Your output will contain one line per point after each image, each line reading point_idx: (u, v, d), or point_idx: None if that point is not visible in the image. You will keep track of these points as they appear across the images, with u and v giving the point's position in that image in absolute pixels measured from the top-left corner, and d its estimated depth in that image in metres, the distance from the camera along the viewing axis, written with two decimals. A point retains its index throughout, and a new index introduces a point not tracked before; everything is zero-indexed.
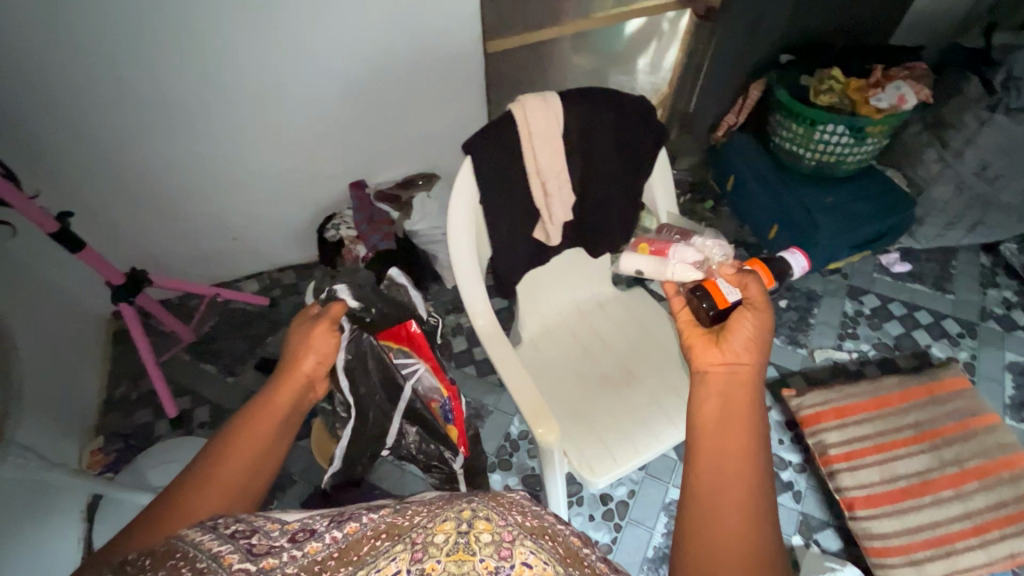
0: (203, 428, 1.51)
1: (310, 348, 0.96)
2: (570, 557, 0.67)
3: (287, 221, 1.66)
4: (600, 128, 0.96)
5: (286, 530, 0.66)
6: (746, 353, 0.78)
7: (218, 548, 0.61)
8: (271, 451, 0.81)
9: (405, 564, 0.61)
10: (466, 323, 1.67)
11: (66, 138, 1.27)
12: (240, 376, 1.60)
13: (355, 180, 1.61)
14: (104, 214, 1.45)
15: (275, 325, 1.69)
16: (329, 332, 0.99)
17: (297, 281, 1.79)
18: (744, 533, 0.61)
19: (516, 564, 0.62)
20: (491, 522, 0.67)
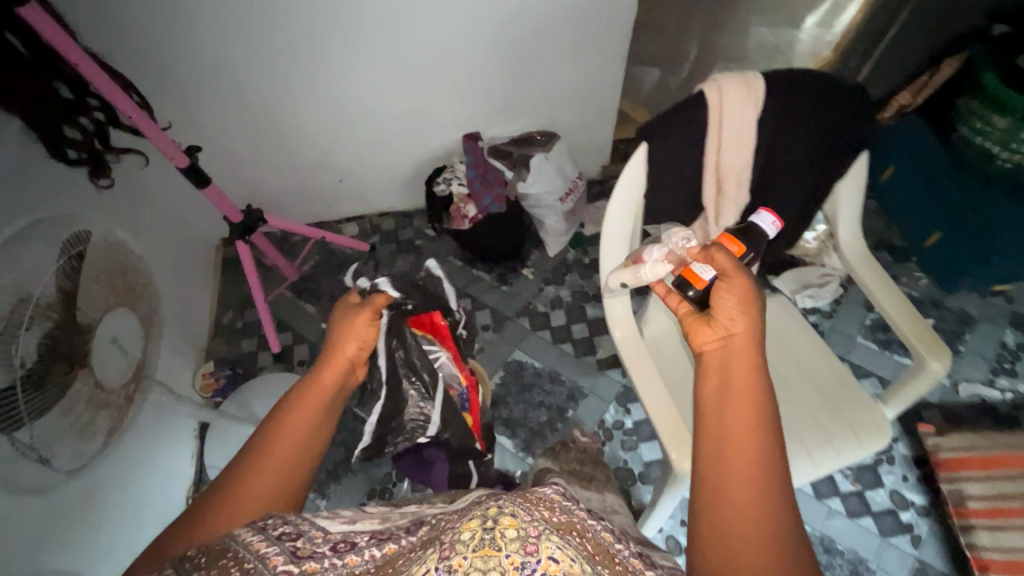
0: (302, 367, 1.54)
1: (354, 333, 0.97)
2: (602, 554, 0.61)
3: (394, 168, 1.59)
4: (799, 121, 0.80)
5: (329, 539, 0.67)
6: (736, 319, 0.68)
7: (263, 548, 0.62)
8: (309, 445, 0.83)
9: (434, 562, 0.56)
10: (566, 297, 1.58)
11: (192, 63, 1.21)
12: None
13: (469, 132, 1.50)
14: (219, 144, 1.43)
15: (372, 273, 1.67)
16: (370, 319, 0.99)
17: (395, 229, 1.75)
18: (760, 530, 0.54)
19: (545, 561, 0.56)
20: (517, 517, 0.59)
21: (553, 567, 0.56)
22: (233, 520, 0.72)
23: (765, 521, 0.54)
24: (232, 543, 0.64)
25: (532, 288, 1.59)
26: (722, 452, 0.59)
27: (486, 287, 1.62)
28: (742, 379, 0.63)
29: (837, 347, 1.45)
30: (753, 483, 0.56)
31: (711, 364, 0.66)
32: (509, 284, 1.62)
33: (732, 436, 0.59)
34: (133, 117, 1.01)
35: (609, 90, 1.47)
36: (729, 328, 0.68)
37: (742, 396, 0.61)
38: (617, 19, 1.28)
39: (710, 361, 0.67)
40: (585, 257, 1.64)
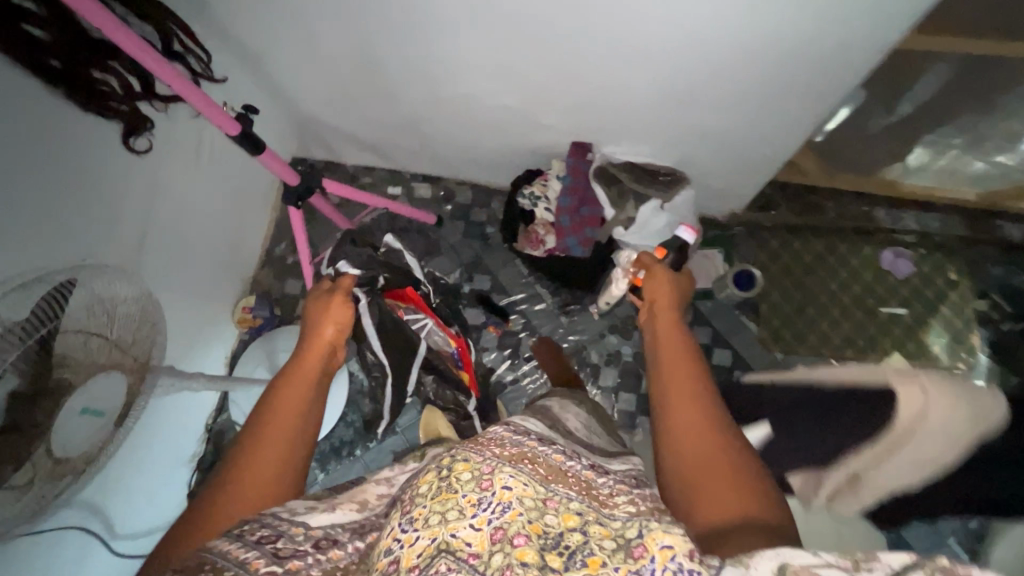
0: None
1: (330, 315, 0.96)
2: (557, 475, 0.63)
3: (484, 153, 1.34)
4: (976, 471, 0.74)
5: (311, 535, 0.60)
6: (667, 323, 0.84)
7: (243, 553, 0.55)
8: (303, 421, 0.79)
9: (398, 524, 0.56)
10: (627, 355, 1.40)
11: (251, 7, 0.96)
12: None
13: (580, 141, 1.19)
14: (288, 84, 1.21)
15: (431, 250, 1.52)
16: (342, 300, 0.98)
17: (469, 204, 1.54)
18: (745, 498, 0.61)
19: (499, 492, 0.56)
20: (470, 460, 0.60)
21: (507, 495, 0.56)
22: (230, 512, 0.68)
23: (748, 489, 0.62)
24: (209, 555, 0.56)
25: (592, 332, 1.41)
26: (684, 430, 0.68)
27: (543, 312, 1.44)
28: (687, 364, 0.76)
29: (918, 539, 1.20)
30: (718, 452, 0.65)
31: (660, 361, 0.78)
32: (569, 317, 1.43)
33: (679, 413, 0.70)
34: (175, 83, 0.84)
35: (780, 150, 1.09)
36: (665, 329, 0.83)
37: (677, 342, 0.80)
38: (841, 78, 0.88)
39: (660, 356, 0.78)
40: None
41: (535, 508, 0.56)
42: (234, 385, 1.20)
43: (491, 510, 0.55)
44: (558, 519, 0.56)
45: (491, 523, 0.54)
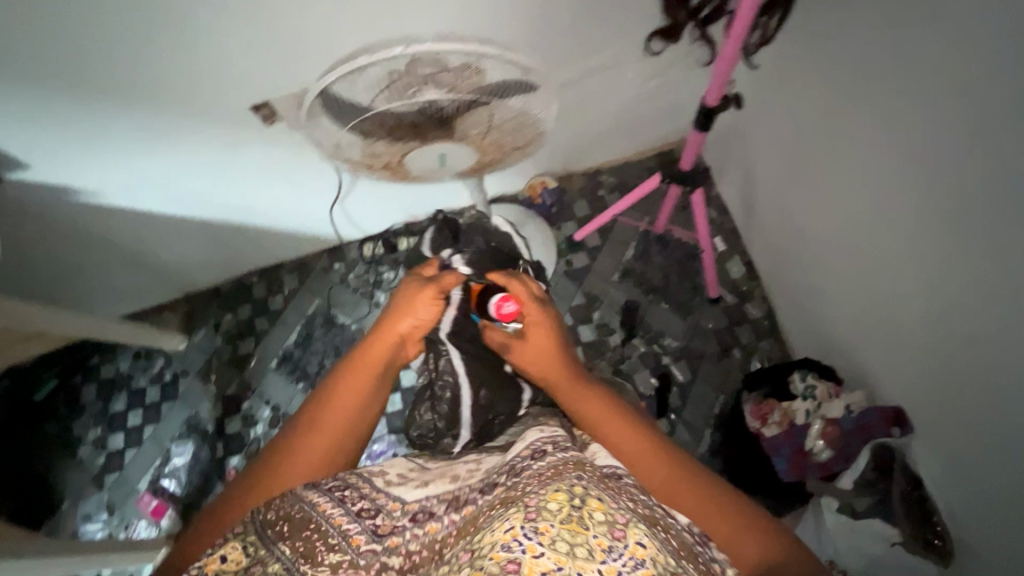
0: (564, 264, 1.55)
1: (412, 310, 0.89)
2: (685, 548, 0.64)
3: (821, 311, 1.22)
4: None
5: (407, 509, 0.69)
6: (569, 381, 0.85)
7: (346, 523, 0.67)
8: (368, 404, 0.83)
9: (519, 521, 0.59)
10: None
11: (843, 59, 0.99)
12: (619, 283, 1.51)
13: (903, 414, 1.02)
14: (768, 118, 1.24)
15: (682, 307, 1.46)
16: (434, 298, 0.89)
17: (751, 319, 1.43)
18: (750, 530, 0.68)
19: (631, 547, 0.60)
20: (603, 500, 0.63)
21: (641, 553, 0.60)
22: (277, 485, 0.74)
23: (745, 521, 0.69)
24: (309, 505, 0.68)
25: None
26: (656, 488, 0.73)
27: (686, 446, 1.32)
28: (601, 412, 0.80)
29: None
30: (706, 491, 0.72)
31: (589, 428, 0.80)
32: None
33: (671, 493, 0.72)
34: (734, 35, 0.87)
35: None
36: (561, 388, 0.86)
37: (607, 415, 0.80)
38: None
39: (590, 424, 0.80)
40: None
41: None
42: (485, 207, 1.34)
43: (620, 563, 0.58)
44: None
45: (620, 573, 0.58)
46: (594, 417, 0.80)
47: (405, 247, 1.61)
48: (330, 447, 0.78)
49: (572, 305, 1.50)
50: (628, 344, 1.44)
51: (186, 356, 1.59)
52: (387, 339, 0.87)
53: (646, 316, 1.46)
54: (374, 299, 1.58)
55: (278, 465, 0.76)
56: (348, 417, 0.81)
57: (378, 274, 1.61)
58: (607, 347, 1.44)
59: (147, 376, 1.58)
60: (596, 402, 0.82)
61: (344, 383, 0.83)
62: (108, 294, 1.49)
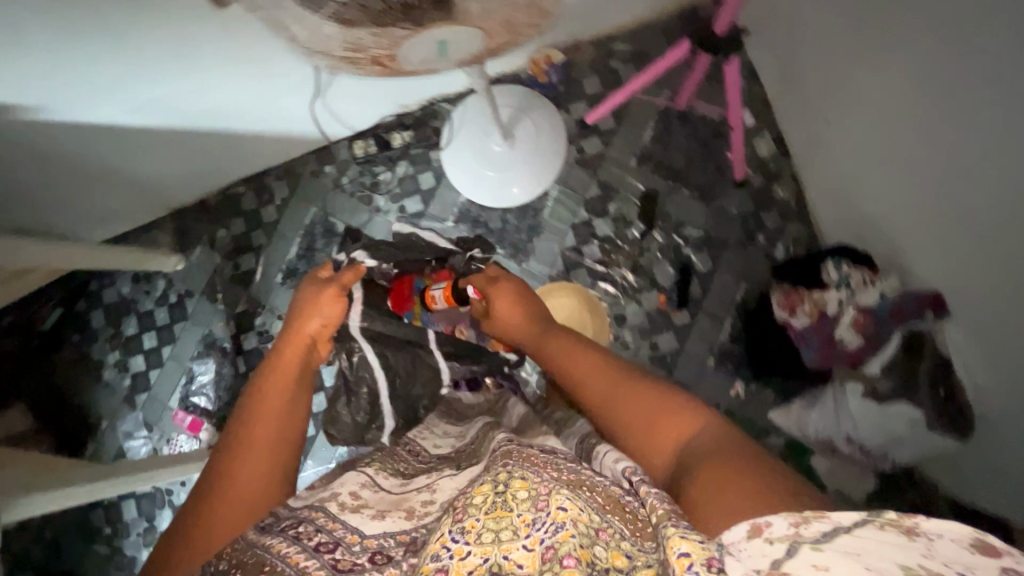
0: (575, 152, 1.42)
1: (317, 310, 0.93)
2: (613, 497, 0.58)
3: (858, 191, 1.11)
4: None
5: (367, 546, 0.63)
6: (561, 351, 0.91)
7: (304, 559, 0.59)
8: (298, 408, 0.83)
9: (449, 526, 0.55)
10: None
11: None
12: (635, 171, 1.39)
13: (941, 297, 0.97)
14: None
15: (705, 192, 1.36)
16: (335, 295, 0.95)
17: (778, 201, 1.34)
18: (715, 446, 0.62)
19: (553, 512, 0.54)
20: (526, 477, 0.59)
21: (564, 517, 0.53)
22: (224, 525, 0.69)
23: (716, 439, 0.64)
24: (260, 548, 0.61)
25: (717, 397, 1.30)
26: (624, 425, 0.73)
27: (706, 336, 1.32)
28: (590, 372, 0.83)
29: None
30: (682, 421, 0.69)
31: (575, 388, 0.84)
32: (715, 364, 1.31)
33: (658, 441, 0.69)
34: None
35: None
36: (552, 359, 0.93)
37: (599, 379, 0.81)
38: None
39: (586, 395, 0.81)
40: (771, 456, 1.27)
41: (587, 534, 0.53)
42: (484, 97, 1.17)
43: (545, 530, 0.53)
44: (608, 552, 0.53)
45: (544, 542, 0.52)
46: (592, 390, 0.81)
47: (398, 143, 1.45)
48: (270, 464, 0.75)
49: (586, 197, 1.40)
50: (648, 236, 1.37)
51: (187, 276, 1.53)
52: (305, 345, 0.90)
53: (666, 204, 1.37)
54: (373, 204, 1.48)
55: (217, 502, 0.71)
56: (281, 427, 0.79)
57: (373, 176, 1.48)
58: (624, 241, 1.37)
59: (152, 299, 1.54)
60: (591, 366, 0.84)
61: (266, 395, 0.82)
62: (89, 219, 1.39)
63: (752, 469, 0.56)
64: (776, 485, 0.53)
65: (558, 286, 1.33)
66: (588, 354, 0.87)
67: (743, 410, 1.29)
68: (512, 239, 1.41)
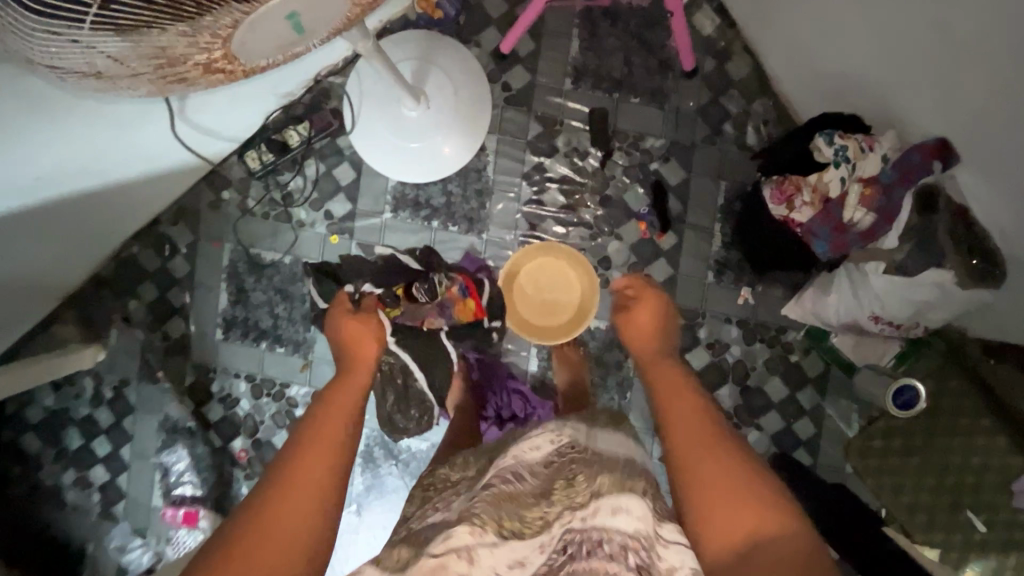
0: (501, 90, 1.22)
1: (364, 332, 0.93)
2: None
3: (828, 46, 0.97)
4: None
5: None
6: (663, 379, 0.82)
7: None
8: (351, 437, 0.72)
9: None
10: (734, 355, 1.22)
11: None
12: (573, 93, 1.21)
13: (949, 142, 0.86)
14: None
15: (656, 94, 1.19)
16: (369, 318, 0.95)
17: (736, 81, 1.18)
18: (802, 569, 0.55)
19: None
20: None
21: None
22: None
23: (803, 555, 0.57)
24: None
25: (727, 312, 1.21)
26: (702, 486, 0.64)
27: (699, 251, 1.21)
28: (685, 410, 0.74)
29: None
30: (768, 514, 0.61)
31: (664, 416, 0.75)
32: (716, 278, 1.21)
33: (736, 521, 0.61)
34: None
35: None
36: (656, 377, 0.83)
37: (694, 420, 0.72)
38: None
39: (668, 430, 0.72)
40: (794, 353, 1.21)
41: None
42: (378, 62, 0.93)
43: None
44: None
45: None
46: (682, 425, 0.72)
47: (297, 140, 1.21)
48: (307, 515, 0.60)
49: (529, 139, 1.22)
50: (609, 163, 1.21)
51: (114, 364, 1.31)
52: (357, 376, 0.84)
53: (619, 121, 1.20)
54: (295, 220, 1.26)
55: (235, 556, 0.56)
56: (330, 465, 0.65)
57: (282, 187, 1.25)
58: (585, 176, 1.21)
59: (86, 402, 1.33)
60: (695, 406, 0.75)
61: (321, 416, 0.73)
62: None
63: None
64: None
65: (525, 253, 1.20)
66: (687, 395, 0.77)
67: (756, 316, 1.21)
68: (463, 211, 1.23)
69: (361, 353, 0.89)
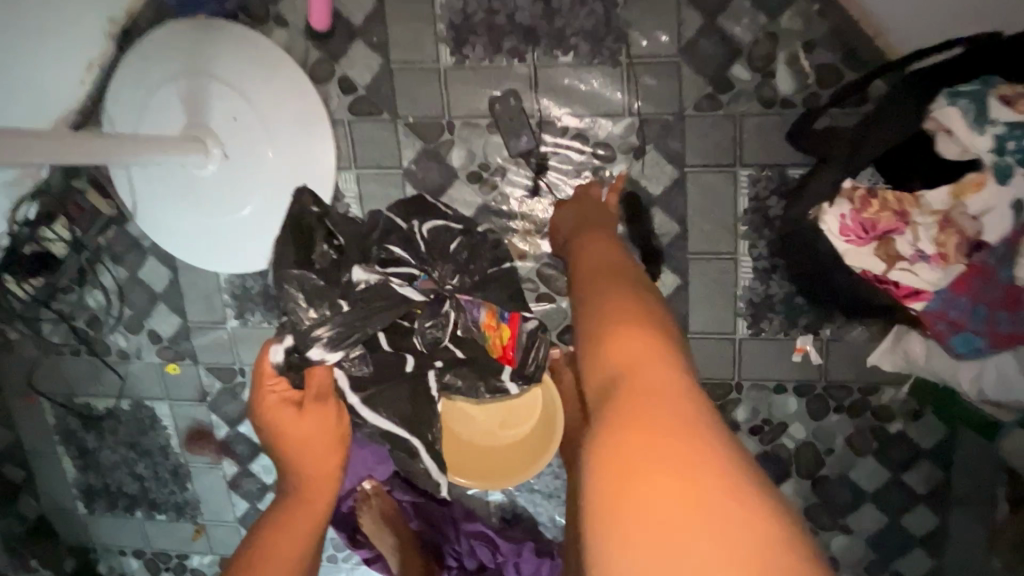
0: (341, 93, 0.72)
1: (301, 442, 0.60)
2: None
3: None
4: None
5: None
6: (593, 248, 0.51)
7: None
8: None
9: None
10: (797, 436, 0.78)
11: None
12: (462, 71, 0.70)
13: None
14: None
15: (602, 39, 0.67)
16: (322, 416, 0.60)
17: None
18: (653, 387, 0.30)
19: None
20: None
21: None
22: None
23: (654, 362, 0.32)
24: None
25: (778, 377, 0.75)
26: (605, 353, 0.34)
27: (719, 292, 0.73)
28: (613, 272, 0.45)
29: None
30: (611, 322, 0.36)
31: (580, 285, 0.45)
32: (754, 329, 0.74)
33: (639, 378, 0.31)
34: None
35: None
36: (588, 247, 0.52)
37: (621, 280, 0.42)
38: None
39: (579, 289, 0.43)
40: (897, 421, 0.76)
41: None
42: (117, 156, 0.56)
43: None
44: None
45: None
46: (598, 285, 0.42)
47: (63, 248, 0.80)
48: None
49: (406, 165, 0.74)
50: (543, 179, 0.72)
51: None
52: (306, 505, 0.62)
53: (546, 102, 0.70)
54: (113, 351, 0.87)
55: None
56: None
57: (78, 311, 0.85)
58: (509, 206, 0.74)
59: None
60: (622, 271, 0.45)
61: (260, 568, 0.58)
62: None
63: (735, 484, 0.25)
64: (768, 515, 0.24)
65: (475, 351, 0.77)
66: (620, 267, 0.46)
67: (826, 374, 0.75)
68: None
69: (301, 457, 0.60)
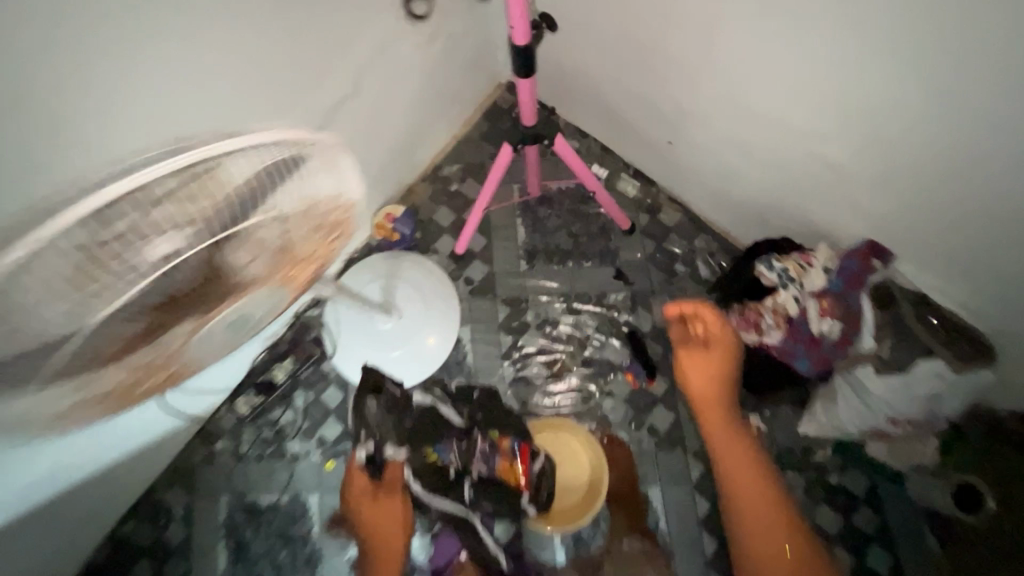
0: (464, 285, 1.31)
1: (377, 517, 0.93)
2: None
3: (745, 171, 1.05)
4: None
5: None
6: (712, 406, 0.85)
7: None
8: None
9: None
10: None
11: None
12: (532, 272, 1.30)
13: (876, 242, 0.92)
14: (572, 27, 1.02)
15: (606, 254, 1.29)
16: (393, 497, 0.95)
17: (673, 227, 1.29)
18: (769, 524, 0.74)
19: None
20: None
21: None
22: None
23: (767, 507, 0.75)
24: None
25: None
26: (745, 503, 0.76)
27: None
28: (734, 430, 0.82)
29: None
30: (745, 473, 0.78)
31: (712, 438, 0.83)
32: None
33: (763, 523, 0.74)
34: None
35: None
36: (711, 407, 0.85)
37: (737, 444, 0.81)
38: None
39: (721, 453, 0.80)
40: (832, 473, 1.12)
41: None
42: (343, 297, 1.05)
43: None
44: None
45: None
46: (731, 449, 0.80)
47: (282, 377, 1.26)
48: None
49: (500, 321, 1.28)
50: (581, 326, 1.25)
51: None
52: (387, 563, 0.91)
53: (579, 285, 1.28)
54: (288, 454, 1.24)
55: None
56: None
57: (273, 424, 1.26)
58: (562, 342, 1.25)
59: None
60: (737, 431, 0.82)
61: None
62: None
63: (796, 540, 0.73)
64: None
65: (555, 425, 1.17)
66: (732, 423, 0.83)
67: (774, 440, 1.15)
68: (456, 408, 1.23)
69: (380, 531, 0.92)
